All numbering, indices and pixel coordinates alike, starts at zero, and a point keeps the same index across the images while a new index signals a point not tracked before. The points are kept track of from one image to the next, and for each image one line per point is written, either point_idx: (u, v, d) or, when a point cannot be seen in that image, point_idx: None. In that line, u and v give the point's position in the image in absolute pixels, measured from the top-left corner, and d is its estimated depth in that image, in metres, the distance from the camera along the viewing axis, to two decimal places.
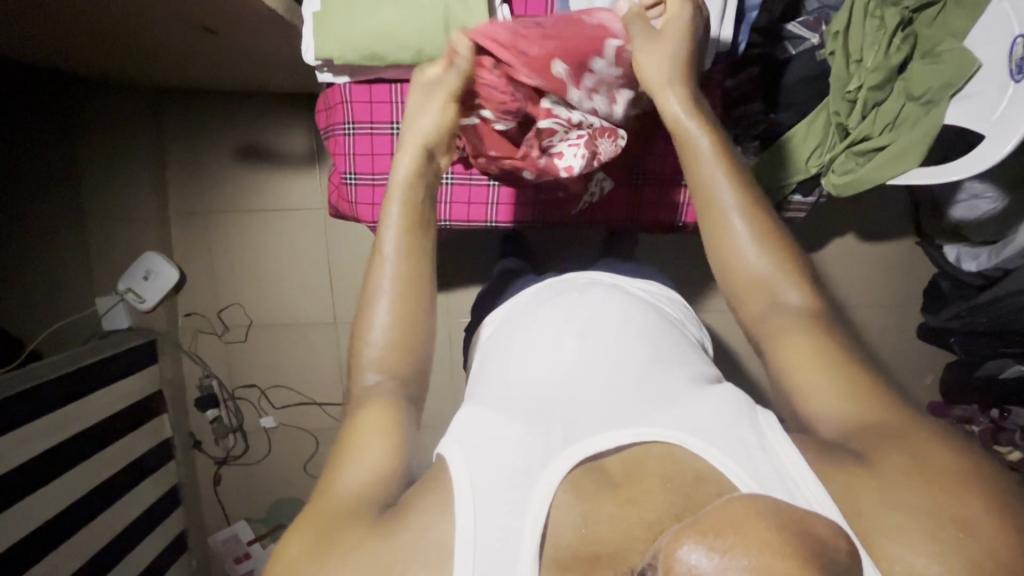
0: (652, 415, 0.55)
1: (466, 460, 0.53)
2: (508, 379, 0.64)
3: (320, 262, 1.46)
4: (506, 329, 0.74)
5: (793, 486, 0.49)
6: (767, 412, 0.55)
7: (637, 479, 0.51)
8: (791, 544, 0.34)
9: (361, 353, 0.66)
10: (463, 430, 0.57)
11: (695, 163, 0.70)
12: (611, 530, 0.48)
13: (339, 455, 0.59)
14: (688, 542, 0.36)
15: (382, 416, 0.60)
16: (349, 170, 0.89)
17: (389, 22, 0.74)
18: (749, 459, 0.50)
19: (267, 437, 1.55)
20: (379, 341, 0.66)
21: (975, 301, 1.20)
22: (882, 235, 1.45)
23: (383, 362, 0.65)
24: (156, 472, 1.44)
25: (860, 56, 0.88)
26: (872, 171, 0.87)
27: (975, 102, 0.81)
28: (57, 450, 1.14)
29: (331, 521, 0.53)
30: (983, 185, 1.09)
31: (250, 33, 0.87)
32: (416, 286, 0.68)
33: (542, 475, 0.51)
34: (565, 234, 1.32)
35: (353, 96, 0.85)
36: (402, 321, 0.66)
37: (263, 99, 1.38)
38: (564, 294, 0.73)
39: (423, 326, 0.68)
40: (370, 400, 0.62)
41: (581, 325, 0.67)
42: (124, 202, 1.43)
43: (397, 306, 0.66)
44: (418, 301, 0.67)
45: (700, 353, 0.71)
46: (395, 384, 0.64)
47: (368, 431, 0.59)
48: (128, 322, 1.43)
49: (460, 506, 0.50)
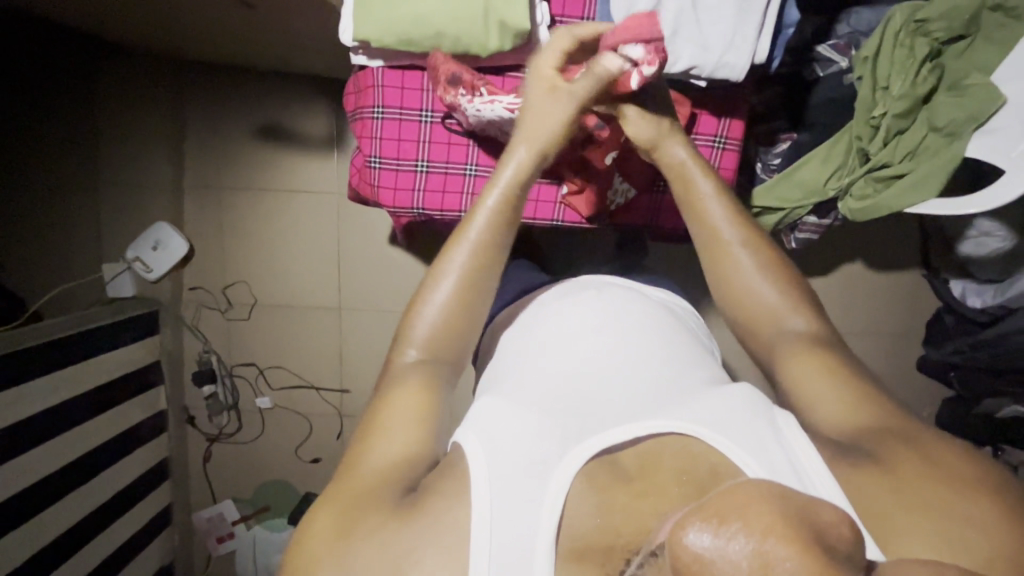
0: (671, 412, 0.55)
1: (481, 446, 0.53)
2: (524, 371, 0.64)
3: (330, 246, 1.46)
4: (524, 324, 0.75)
5: (808, 476, 0.51)
6: (784, 412, 0.57)
7: (652, 472, 0.51)
8: (801, 535, 0.34)
9: (410, 327, 0.67)
10: (478, 419, 0.57)
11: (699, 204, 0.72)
12: (624, 519, 0.48)
13: (370, 429, 0.59)
14: (694, 527, 0.35)
15: (423, 397, 0.61)
16: (373, 153, 0.88)
17: (429, 10, 0.75)
18: (771, 460, 0.51)
19: (260, 418, 1.55)
20: (432, 321, 0.66)
21: (981, 336, 1.19)
22: (890, 265, 1.46)
23: (427, 342, 0.66)
24: (147, 443, 1.43)
25: (887, 83, 0.88)
26: (890, 198, 0.87)
27: (996, 138, 0.82)
28: (50, 413, 1.12)
29: (361, 495, 0.54)
30: (992, 223, 1.11)
31: (288, 10, 0.87)
32: (480, 279, 0.67)
33: (558, 465, 0.51)
34: (577, 239, 1.33)
35: (384, 81, 0.86)
36: (458, 306, 0.67)
37: (288, 80, 1.38)
38: (582, 291, 0.74)
39: (476, 311, 0.68)
40: (410, 377, 0.63)
41: (598, 322, 0.68)
42: (139, 171, 1.42)
43: (458, 290, 0.66)
44: (481, 291, 0.67)
45: (712, 357, 0.72)
46: (435, 366, 0.65)
47: (406, 411, 0.60)
48: (133, 292, 1.40)
49: (476, 491, 0.50)
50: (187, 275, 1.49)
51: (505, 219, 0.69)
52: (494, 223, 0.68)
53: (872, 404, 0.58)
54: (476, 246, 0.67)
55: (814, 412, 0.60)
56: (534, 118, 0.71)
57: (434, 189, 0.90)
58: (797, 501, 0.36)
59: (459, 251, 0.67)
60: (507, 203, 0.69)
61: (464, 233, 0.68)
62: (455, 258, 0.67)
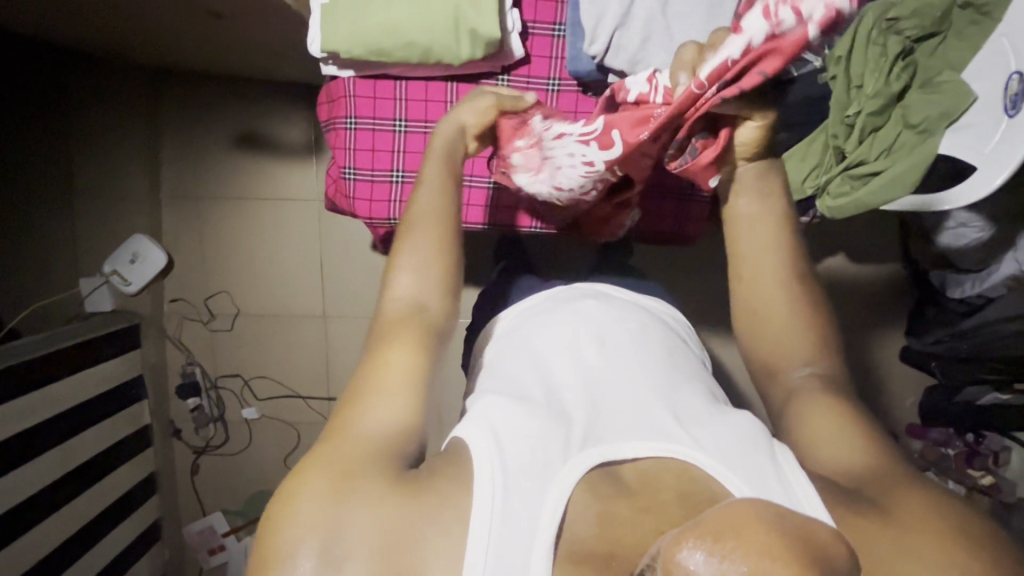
0: (675, 432, 0.56)
1: (484, 447, 0.53)
2: (524, 374, 0.64)
3: (313, 254, 1.44)
4: (520, 329, 0.74)
5: (799, 500, 0.51)
6: (784, 449, 0.57)
7: (653, 490, 0.52)
8: (794, 555, 0.33)
9: (389, 282, 0.66)
10: (482, 414, 0.57)
11: (745, 233, 0.73)
12: (625, 531, 0.49)
13: (363, 387, 0.59)
14: (689, 543, 0.35)
15: (415, 355, 0.61)
16: (348, 164, 0.87)
17: (400, 20, 0.74)
18: (762, 482, 0.52)
19: (248, 429, 1.53)
20: (411, 276, 0.65)
21: (960, 326, 1.24)
22: (870, 257, 1.47)
23: (416, 296, 0.65)
24: (133, 459, 1.41)
25: (861, 82, 0.89)
26: (865, 197, 0.87)
27: (969, 134, 0.83)
28: (32, 433, 1.10)
29: (356, 464, 0.52)
30: (969, 214, 1.07)
31: (257, 19, 0.85)
32: (446, 238, 0.68)
33: (560, 470, 0.51)
34: (560, 241, 1.32)
35: (356, 90, 0.84)
36: (436, 265, 0.66)
37: (264, 87, 1.37)
38: (583, 299, 0.74)
39: (453, 275, 0.67)
40: (402, 331, 0.62)
41: (601, 333, 0.68)
42: (114, 183, 1.39)
43: (439, 237, 0.67)
44: (449, 253, 0.67)
45: (704, 369, 0.72)
46: (428, 320, 0.64)
47: (401, 368, 0.59)
48: (112, 305, 1.40)
49: (477, 491, 0.50)
50: (167, 287, 1.47)
51: (451, 185, 0.71)
52: (447, 176, 0.71)
53: None
54: (438, 202, 0.69)
55: None
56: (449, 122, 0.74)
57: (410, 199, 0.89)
58: (783, 514, 0.36)
59: (423, 192, 0.69)
60: (449, 171, 0.71)
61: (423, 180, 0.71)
62: (421, 200, 0.69)
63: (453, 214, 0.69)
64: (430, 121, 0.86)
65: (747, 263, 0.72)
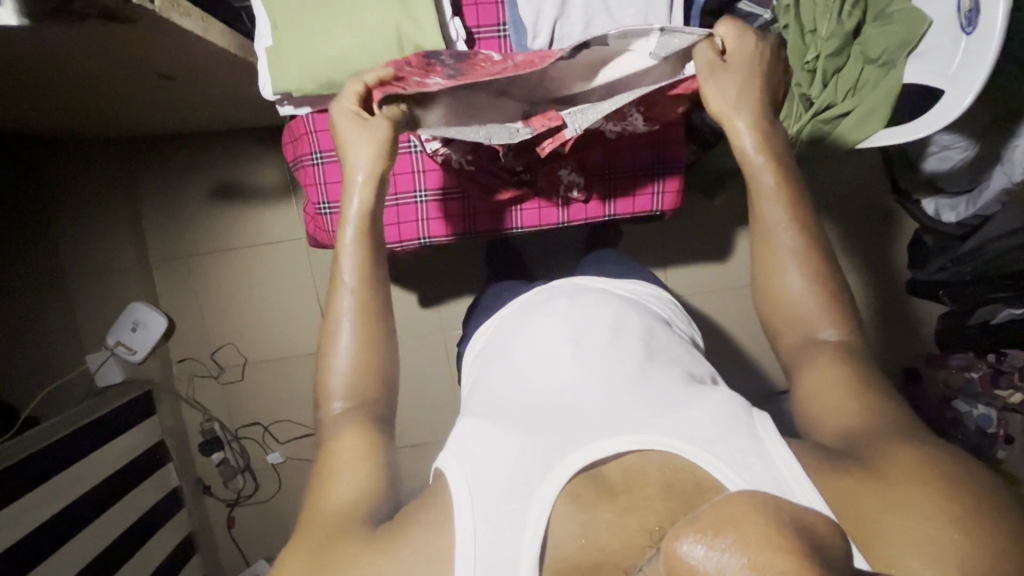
0: (650, 421, 0.56)
1: (467, 473, 0.55)
2: (507, 389, 0.65)
3: (309, 290, 1.45)
4: (504, 339, 0.74)
5: (784, 482, 0.51)
6: (762, 413, 0.57)
7: (638, 487, 0.53)
8: (792, 540, 0.34)
9: (326, 383, 0.65)
10: (460, 443, 0.58)
11: (766, 198, 0.68)
12: (612, 537, 0.51)
13: (320, 478, 0.60)
14: (688, 537, 0.36)
15: (365, 435, 0.61)
16: (322, 200, 0.88)
17: (346, 49, 0.75)
18: (749, 470, 0.52)
19: (276, 474, 1.54)
20: (344, 368, 0.65)
21: (960, 250, 1.22)
22: (860, 196, 1.46)
23: (350, 389, 0.64)
24: (171, 521, 1.41)
25: (814, 26, 0.88)
26: (841, 136, 0.87)
27: (930, 59, 0.82)
28: (68, 512, 1.11)
29: (326, 538, 0.54)
30: (951, 135, 1.08)
31: (209, 73, 0.86)
32: (373, 310, 0.67)
33: (541, 485, 0.53)
34: (549, 236, 1.33)
35: (316, 125, 0.85)
36: (365, 348, 0.65)
37: (233, 136, 1.38)
38: (555, 300, 0.74)
39: (387, 334, 0.67)
40: (344, 426, 0.62)
41: (573, 333, 0.68)
42: (102, 256, 1.41)
43: (359, 297, 0.66)
44: (379, 307, 0.67)
45: (690, 350, 0.72)
46: (367, 405, 0.64)
47: (346, 459, 0.59)
48: (122, 377, 1.38)
49: (460, 526, 0.52)
50: (173, 348, 1.48)
51: (372, 264, 0.68)
52: (361, 237, 0.68)
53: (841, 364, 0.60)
54: (356, 295, 0.66)
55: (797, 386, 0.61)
56: (350, 150, 0.68)
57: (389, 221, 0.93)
58: (789, 507, 0.36)
59: (344, 258, 0.67)
60: (365, 244, 0.68)
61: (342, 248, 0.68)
62: (342, 268, 0.67)
63: (378, 287, 0.68)
64: None
65: (760, 223, 0.69)
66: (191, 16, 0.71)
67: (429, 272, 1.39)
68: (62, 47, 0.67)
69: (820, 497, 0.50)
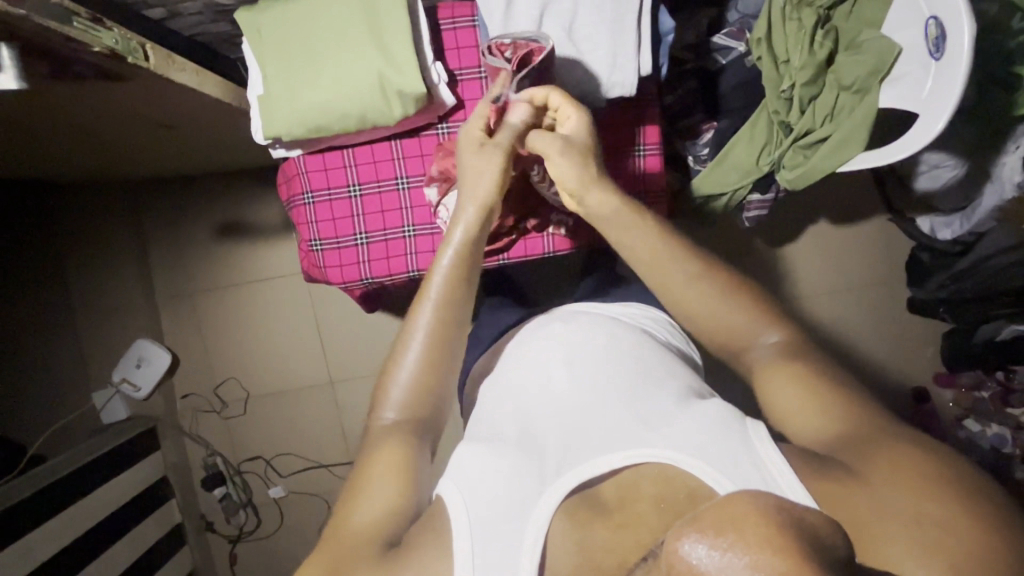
0: (640, 435, 0.57)
1: (463, 496, 0.56)
2: (502, 412, 0.66)
3: (309, 324, 1.48)
4: (501, 364, 0.75)
5: (771, 476, 0.52)
6: (757, 421, 0.57)
7: (631, 502, 0.53)
8: (791, 542, 0.35)
9: (386, 398, 0.67)
10: (457, 467, 0.59)
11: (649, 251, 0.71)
12: (607, 555, 0.51)
13: (352, 489, 0.61)
14: (690, 536, 0.36)
15: (398, 451, 0.62)
16: (313, 237, 0.91)
17: (332, 95, 0.78)
18: (738, 473, 0.53)
19: (277, 508, 1.52)
20: (404, 385, 0.67)
21: (957, 267, 1.22)
22: (855, 217, 1.46)
23: (404, 403, 0.67)
24: (172, 559, 1.39)
25: (787, 57, 0.91)
26: (820, 162, 0.89)
27: (903, 84, 0.84)
28: (69, 550, 1.11)
29: (347, 552, 0.55)
30: (938, 154, 1.10)
31: (207, 120, 0.90)
32: (445, 335, 0.69)
33: (536, 505, 0.54)
34: (542, 265, 1.34)
35: (308, 167, 0.90)
36: (426, 368, 0.68)
37: (233, 177, 1.43)
38: (550, 323, 0.76)
39: (449, 362, 0.69)
40: (396, 436, 0.64)
41: (567, 354, 0.68)
42: (111, 295, 1.45)
43: (430, 336, 0.68)
44: (451, 340, 0.69)
45: (683, 364, 0.73)
46: (412, 424, 0.66)
47: (380, 469, 0.61)
48: (127, 412, 1.41)
49: (459, 548, 0.53)
50: (177, 384, 1.50)
51: (460, 291, 0.71)
52: (453, 275, 0.70)
53: (817, 387, 0.60)
54: (437, 315, 0.69)
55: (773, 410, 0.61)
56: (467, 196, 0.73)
57: (377, 256, 0.92)
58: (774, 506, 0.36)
59: (423, 308, 0.69)
60: (456, 284, 0.70)
61: (426, 291, 0.70)
62: (419, 316, 0.69)
63: (458, 318, 0.70)
64: (382, 180, 0.91)
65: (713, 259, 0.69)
66: (186, 70, 0.75)
67: None
68: (68, 104, 0.71)
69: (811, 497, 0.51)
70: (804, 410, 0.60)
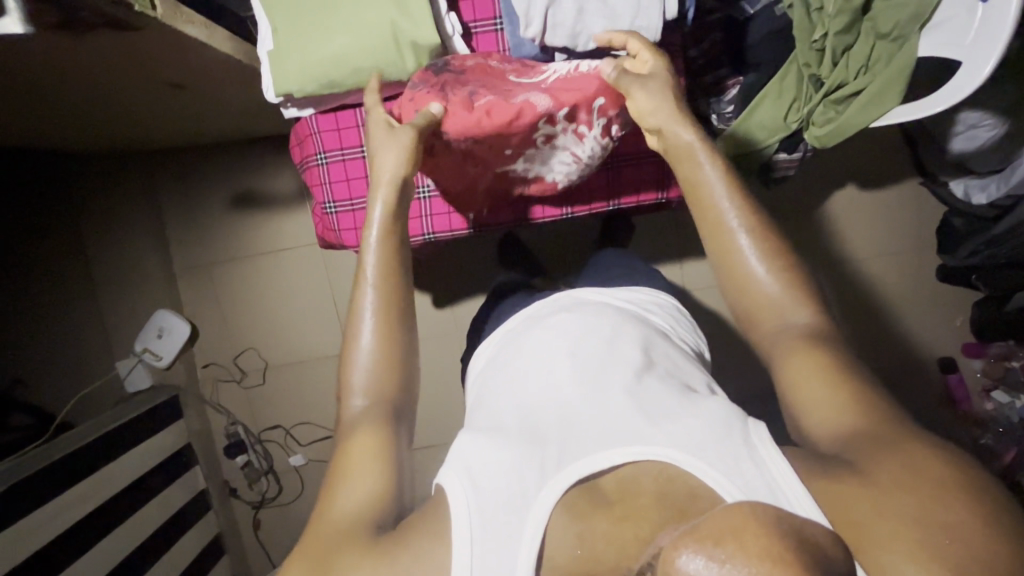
0: (645, 431, 0.55)
1: (466, 486, 0.54)
2: (505, 401, 0.65)
3: (325, 294, 1.48)
4: (506, 353, 0.73)
5: (779, 490, 0.49)
6: (758, 423, 0.55)
7: (630, 497, 0.52)
8: (792, 551, 0.33)
9: (349, 378, 0.67)
10: (460, 457, 0.58)
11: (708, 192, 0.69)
12: (608, 546, 0.50)
13: (331, 482, 0.60)
14: (687, 548, 0.34)
15: (376, 441, 0.62)
16: (328, 200, 0.90)
17: (344, 47, 0.77)
18: (741, 476, 0.50)
19: (298, 476, 1.55)
20: (366, 364, 0.67)
21: (992, 232, 1.12)
22: (888, 179, 1.39)
23: (371, 387, 0.66)
24: (198, 522, 1.42)
25: (821, 3, 0.86)
26: (852, 117, 0.84)
27: (945, 30, 0.80)
28: (101, 511, 1.15)
29: (331, 542, 0.55)
30: (979, 113, 1.02)
31: (218, 81, 0.89)
32: (394, 308, 0.69)
33: (536, 497, 0.52)
34: (560, 231, 1.32)
35: (320, 126, 0.88)
36: (383, 337, 0.68)
37: (248, 148, 1.43)
38: (555, 313, 0.74)
39: (402, 338, 0.69)
40: (363, 423, 0.64)
41: (571, 346, 0.67)
42: (128, 267, 1.45)
43: (379, 308, 0.69)
44: (400, 316, 0.70)
45: (693, 361, 0.71)
46: (382, 405, 0.66)
47: (359, 453, 0.61)
48: (150, 381, 1.44)
49: (458, 544, 0.51)
50: (198, 353, 1.53)
51: (394, 249, 0.71)
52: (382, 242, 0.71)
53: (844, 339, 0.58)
54: (380, 289, 0.69)
55: (795, 364, 0.60)
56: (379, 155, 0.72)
57: None
58: (785, 512, 0.35)
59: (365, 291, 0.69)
60: (387, 250, 0.71)
61: (365, 274, 0.70)
62: (363, 296, 0.69)
63: (401, 290, 0.71)
64: None
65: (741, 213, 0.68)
66: (195, 24, 0.73)
67: (443, 271, 1.40)
68: (76, 60, 0.70)
69: (814, 500, 0.49)
70: (831, 362, 0.58)
